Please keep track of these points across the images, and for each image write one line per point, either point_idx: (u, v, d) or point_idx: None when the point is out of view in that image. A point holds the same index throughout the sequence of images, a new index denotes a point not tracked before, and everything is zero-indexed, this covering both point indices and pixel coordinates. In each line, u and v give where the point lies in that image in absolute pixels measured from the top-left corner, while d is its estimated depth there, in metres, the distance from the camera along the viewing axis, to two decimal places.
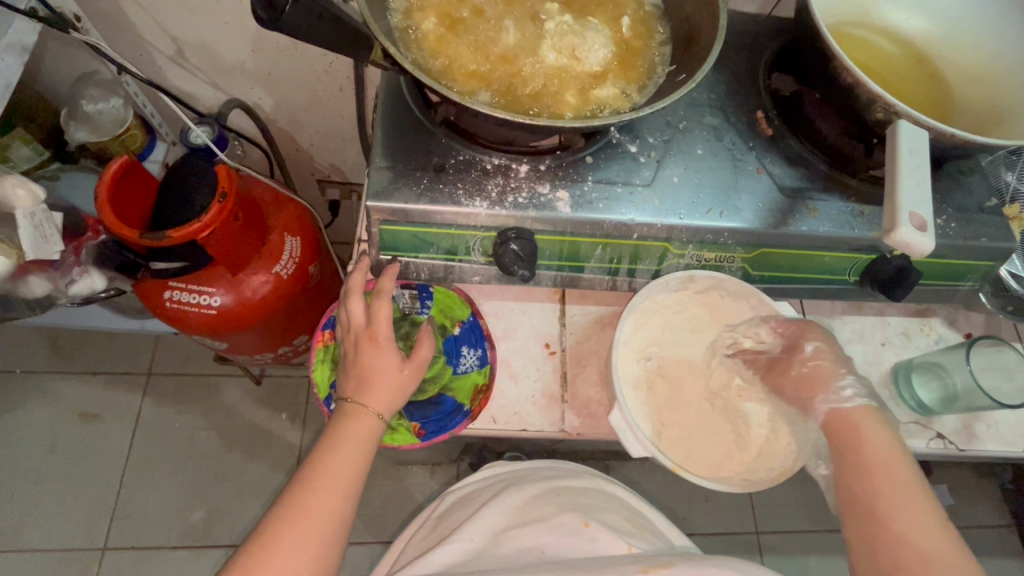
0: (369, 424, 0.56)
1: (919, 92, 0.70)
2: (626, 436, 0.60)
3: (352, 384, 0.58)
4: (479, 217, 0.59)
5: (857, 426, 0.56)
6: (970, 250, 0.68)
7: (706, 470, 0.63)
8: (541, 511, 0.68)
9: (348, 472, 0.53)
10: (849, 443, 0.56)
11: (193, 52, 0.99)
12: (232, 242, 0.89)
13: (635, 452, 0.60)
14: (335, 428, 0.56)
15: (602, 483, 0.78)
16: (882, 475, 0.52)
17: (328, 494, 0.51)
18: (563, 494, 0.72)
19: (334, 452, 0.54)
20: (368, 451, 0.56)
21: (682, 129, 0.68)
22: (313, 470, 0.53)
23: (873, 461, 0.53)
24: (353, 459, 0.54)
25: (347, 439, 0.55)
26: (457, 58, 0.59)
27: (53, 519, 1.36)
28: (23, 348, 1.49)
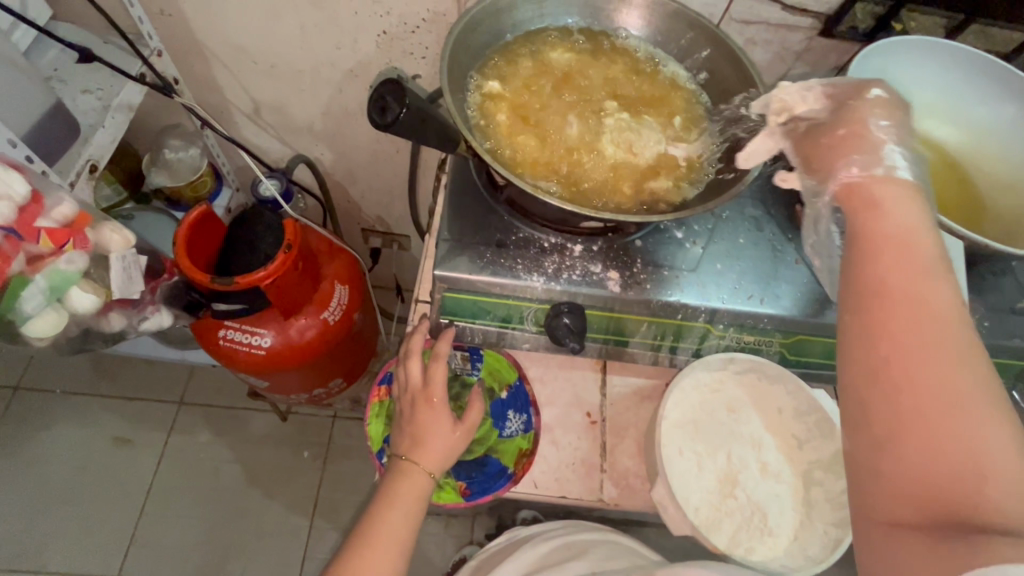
0: (421, 482, 0.59)
1: (955, 199, 0.74)
2: (669, 511, 0.63)
3: (406, 442, 0.61)
4: (535, 291, 0.64)
5: (869, 194, 0.48)
6: (1003, 349, 0.70)
7: (743, 552, 0.64)
8: (551, 563, 0.73)
9: (400, 531, 0.56)
10: (857, 227, 0.48)
11: (269, 112, 1.08)
12: (289, 288, 0.95)
13: (677, 528, 0.63)
14: (389, 485, 0.58)
15: (615, 535, 0.79)
16: (916, 297, 0.42)
17: (382, 551, 0.54)
18: (574, 547, 0.76)
19: (388, 509, 0.56)
20: (419, 509, 0.58)
21: (725, 219, 0.73)
22: (369, 526, 0.55)
23: (897, 279, 0.43)
24: (405, 516, 0.57)
25: (400, 496, 0.57)
26: (525, 146, 0.65)
27: (73, 541, 1.38)
28: (67, 369, 1.55)
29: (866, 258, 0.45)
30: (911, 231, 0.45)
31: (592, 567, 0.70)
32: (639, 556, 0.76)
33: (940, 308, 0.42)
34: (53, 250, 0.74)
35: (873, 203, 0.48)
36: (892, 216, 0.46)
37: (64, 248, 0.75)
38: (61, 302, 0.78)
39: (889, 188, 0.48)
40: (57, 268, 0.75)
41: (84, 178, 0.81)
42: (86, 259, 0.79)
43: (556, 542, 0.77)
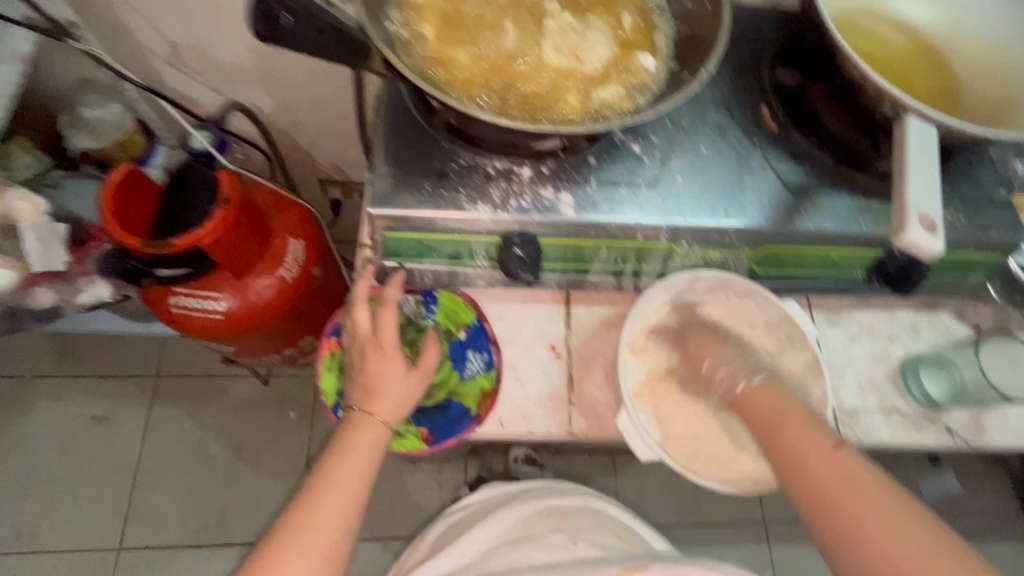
0: (377, 433, 0.57)
1: (935, 85, 0.69)
2: (633, 440, 0.62)
3: (359, 393, 0.58)
4: (482, 222, 0.59)
5: (747, 395, 0.59)
6: (979, 243, 0.67)
7: (715, 471, 0.64)
8: (532, 531, 0.75)
9: (354, 482, 0.54)
10: (748, 415, 0.58)
11: (190, 55, 0.97)
12: (235, 247, 0.89)
13: (641, 454, 0.62)
14: (342, 438, 0.56)
15: (594, 501, 0.82)
16: (796, 435, 0.54)
17: (334, 503, 0.52)
18: (556, 513, 0.79)
19: (342, 461, 0.54)
20: (375, 459, 0.56)
21: (686, 128, 0.67)
22: (321, 478, 0.53)
23: (787, 431, 0.55)
24: (359, 467, 0.55)
25: (353, 447, 0.55)
26: (457, 61, 0.58)
27: (68, 520, 1.38)
28: (33, 352, 1.50)
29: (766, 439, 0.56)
30: (775, 404, 0.57)
31: (575, 540, 0.73)
32: (617, 527, 0.80)
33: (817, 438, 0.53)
34: None
35: (758, 404, 0.58)
36: (761, 397, 0.58)
37: None
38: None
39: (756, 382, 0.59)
40: None
41: None
42: None
43: (538, 506, 0.79)
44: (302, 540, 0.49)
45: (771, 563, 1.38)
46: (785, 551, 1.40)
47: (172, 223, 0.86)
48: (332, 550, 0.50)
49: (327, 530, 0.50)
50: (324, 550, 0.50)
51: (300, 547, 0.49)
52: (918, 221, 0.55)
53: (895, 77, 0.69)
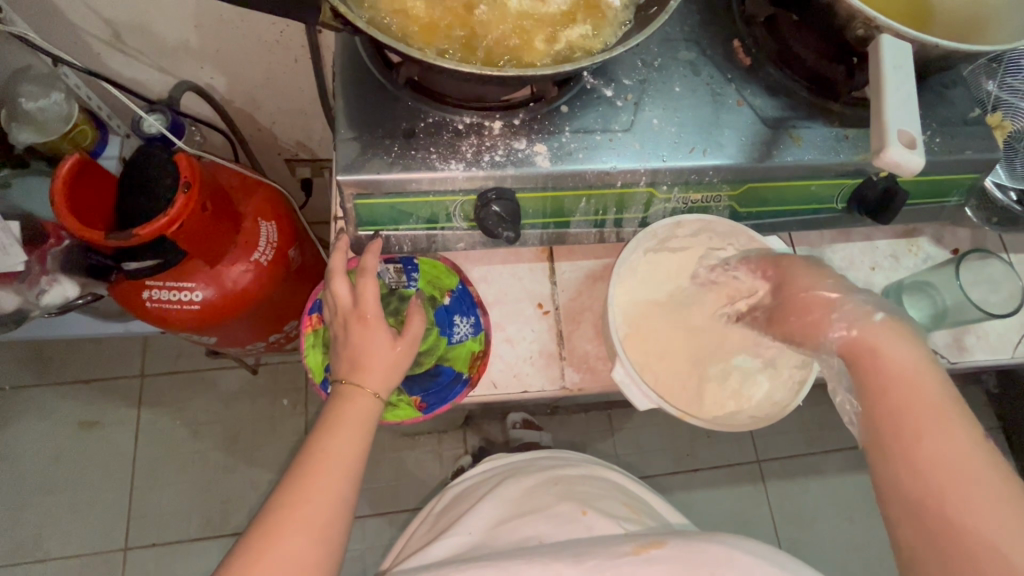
0: (368, 404, 0.56)
1: (908, 4, 0.68)
2: (631, 390, 0.60)
3: (346, 366, 0.57)
4: (456, 181, 0.57)
5: (867, 344, 0.53)
6: (954, 164, 0.67)
7: (697, 407, 0.64)
8: (540, 501, 0.74)
9: (348, 456, 0.53)
10: (869, 364, 0.52)
11: (130, 34, 0.91)
12: (204, 233, 0.86)
13: (641, 405, 0.60)
14: (332, 412, 0.55)
15: (595, 471, 0.84)
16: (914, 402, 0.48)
17: (330, 476, 0.51)
18: (562, 483, 0.78)
19: (334, 435, 0.54)
20: (368, 431, 0.55)
21: (658, 68, 0.65)
22: (314, 453, 0.53)
23: (900, 393, 0.49)
24: (351, 440, 0.54)
25: (344, 421, 0.54)
26: (414, 11, 0.55)
27: (70, 526, 1.37)
28: (9, 363, 1.46)
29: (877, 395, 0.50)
30: (906, 362, 0.50)
31: (585, 509, 0.71)
32: (624, 498, 0.79)
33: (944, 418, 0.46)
34: None
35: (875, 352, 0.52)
36: (894, 351, 0.51)
37: None
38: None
39: (878, 328, 0.53)
40: None
41: None
42: None
43: (544, 480, 0.79)
44: (299, 514, 0.49)
45: (767, 499, 1.43)
46: (779, 486, 1.45)
47: (133, 212, 0.82)
48: (332, 521, 0.50)
49: (324, 501, 0.50)
50: (322, 523, 0.50)
51: (297, 520, 0.49)
52: (898, 139, 0.54)
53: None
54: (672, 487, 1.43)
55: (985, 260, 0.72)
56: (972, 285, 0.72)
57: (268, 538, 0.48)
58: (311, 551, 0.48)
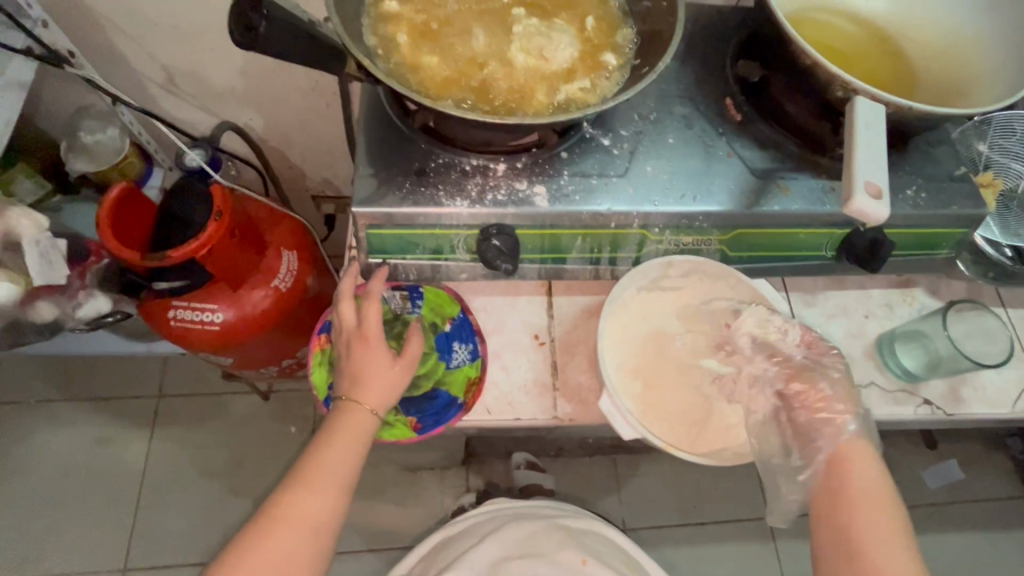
0: (365, 420, 0.59)
1: (894, 72, 0.73)
2: (618, 422, 0.62)
3: (346, 382, 0.60)
4: (460, 217, 0.62)
5: (844, 462, 0.59)
6: (940, 218, 0.71)
7: (688, 444, 0.65)
8: (543, 545, 0.81)
9: (342, 466, 0.58)
10: (836, 477, 0.59)
11: (183, 79, 1.02)
12: (229, 258, 0.93)
13: (626, 434, 0.62)
14: (331, 425, 0.59)
15: (597, 522, 0.90)
16: (871, 532, 0.56)
17: (322, 485, 0.57)
18: (565, 531, 0.85)
19: (329, 447, 0.58)
20: (364, 445, 0.59)
21: (653, 121, 0.70)
22: (310, 462, 0.57)
23: (862, 510, 0.57)
24: (347, 453, 0.58)
25: (342, 434, 0.58)
26: (431, 66, 0.61)
27: (73, 542, 1.39)
28: (37, 377, 1.52)
29: (835, 502, 0.58)
30: (870, 482, 0.58)
31: (587, 558, 0.81)
32: (621, 554, 0.87)
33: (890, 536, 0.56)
34: None
35: (840, 465, 0.59)
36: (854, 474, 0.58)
37: None
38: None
39: (850, 449, 0.60)
40: None
41: None
42: None
43: (548, 525, 0.85)
44: (293, 515, 0.55)
45: (776, 559, 1.38)
46: (790, 546, 1.40)
47: (167, 237, 0.90)
48: (319, 525, 0.56)
49: (314, 506, 0.56)
50: (311, 526, 0.55)
51: (291, 521, 0.55)
52: (863, 189, 0.58)
53: (857, 68, 0.72)
54: (677, 540, 1.40)
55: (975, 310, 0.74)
56: (964, 338, 0.73)
57: (264, 533, 0.54)
58: (298, 549, 0.55)
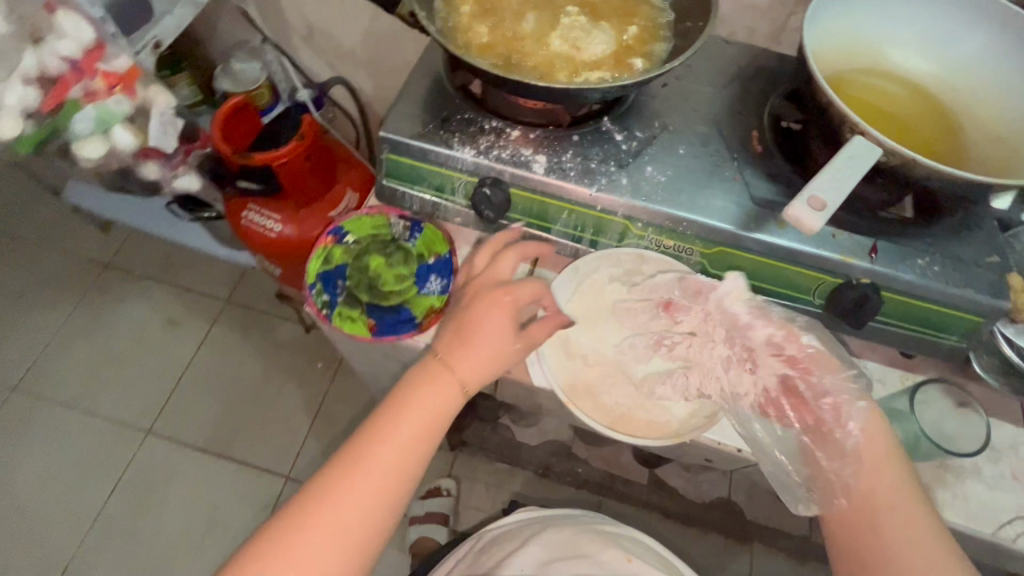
0: (453, 391, 0.61)
1: (942, 140, 0.71)
2: (534, 367, 0.71)
3: (452, 346, 0.62)
4: (464, 162, 0.70)
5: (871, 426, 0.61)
6: (952, 297, 0.66)
7: (605, 419, 0.67)
8: (586, 547, 0.89)
9: (430, 418, 0.60)
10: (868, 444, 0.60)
11: (319, 35, 1.22)
12: (299, 178, 1.09)
13: (537, 380, 0.71)
14: (426, 379, 0.61)
15: (631, 530, 0.96)
16: (888, 494, 0.58)
17: (411, 433, 0.58)
18: (603, 533, 0.92)
19: (416, 406, 0.59)
20: (452, 408, 0.61)
21: (671, 132, 0.75)
22: (405, 405, 0.59)
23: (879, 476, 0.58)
24: (439, 408, 0.60)
25: (437, 391, 0.60)
26: (478, 34, 0.71)
27: (121, 394, 1.63)
28: (146, 255, 1.82)
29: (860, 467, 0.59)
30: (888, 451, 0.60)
31: (629, 557, 0.88)
32: (657, 554, 0.93)
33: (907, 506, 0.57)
34: (105, 88, 0.85)
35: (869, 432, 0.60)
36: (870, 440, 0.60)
37: (114, 90, 0.87)
38: (105, 134, 0.90)
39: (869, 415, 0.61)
40: (106, 105, 0.86)
41: (148, 51, 0.90)
42: (131, 106, 0.90)
43: (586, 530, 0.92)
44: (363, 468, 0.57)
45: None
46: None
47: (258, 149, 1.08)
48: (388, 485, 0.57)
49: (386, 465, 0.57)
50: (379, 485, 0.56)
51: (360, 477, 0.56)
52: (807, 200, 0.57)
53: (902, 131, 0.71)
54: None
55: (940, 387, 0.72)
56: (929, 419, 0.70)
57: (335, 480, 0.56)
58: (383, 484, 0.57)
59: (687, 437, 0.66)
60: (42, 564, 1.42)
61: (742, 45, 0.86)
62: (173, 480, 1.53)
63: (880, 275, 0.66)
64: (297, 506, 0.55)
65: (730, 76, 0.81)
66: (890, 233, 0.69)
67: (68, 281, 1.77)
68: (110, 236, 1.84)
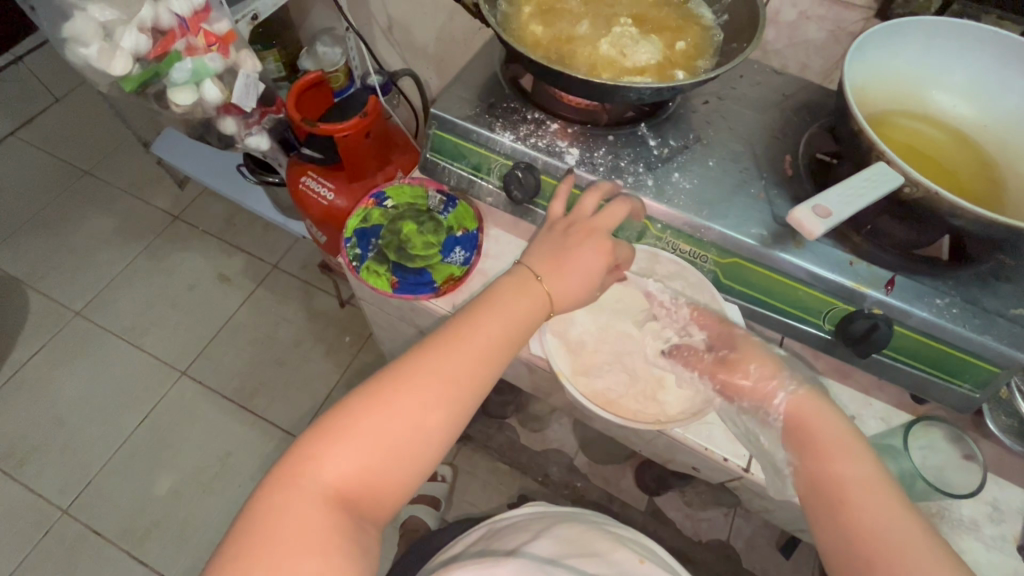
0: (543, 304, 0.64)
1: (983, 187, 0.70)
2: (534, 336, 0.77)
3: (545, 264, 0.65)
4: (502, 145, 0.75)
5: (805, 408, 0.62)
6: (967, 342, 0.65)
7: (592, 397, 0.72)
8: (598, 546, 0.77)
9: (519, 318, 0.62)
10: (803, 425, 0.62)
11: (397, 29, 1.32)
12: (356, 152, 1.17)
13: (536, 350, 0.77)
14: (517, 284, 0.63)
15: (641, 536, 0.85)
16: (848, 468, 0.57)
17: (500, 326, 0.61)
18: (613, 533, 0.82)
19: (507, 303, 0.62)
20: (538, 316, 0.64)
21: (704, 145, 0.77)
22: (496, 301, 0.62)
23: (831, 450, 0.59)
24: (528, 312, 0.63)
25: (528, 295, 0.63)
26: (533, 32, 0.77)
27: (166, 334, 1.75)
28: (211, 213, 1.97)
29: (812, 448, 0.60)
30: (836, 427, 0.61)
31: (642, 558, 0.77)
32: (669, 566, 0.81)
33: (870, 480, 0.56)
34: (204, 46, 0.98)
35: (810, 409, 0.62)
36: (827, 427, 0.61)
37: (211, 48, 0.99)
38: (197, 86, 1.02)
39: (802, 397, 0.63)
40: (202, 59, 0.99)
41: (246, 22, 1.04)
42: (223, 64, 1.02)
43: (596, 528, 0.82)
44: (456, 352, 0.58)
45: None
46: None
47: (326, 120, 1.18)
48: (477, 372, 0.59)
49: (478, 353, 0.59)
50: (470, 370, 0.58)
51: (455, 360, 0.58)
52: (811, 207, 0.62)
53: (940, 174, 0.71)
54: None
55: (945, 432, 0.69)
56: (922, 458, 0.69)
57: (428, 359, 0.58)
58: (472, 367, 0.58)
59: (667, 427, 0.69)
60: (70, 475, 1.54)
61: (792, 76, 0.87)
62: (196, 421, 1.63)
63: (894, 308, 0.66)
64: (391, 379, 0.56)
65: (773, 103, 0.83)
66: (913, 270, 0.68)
67: (141, 226, 1.94)
68: (184, 192, 2.01)
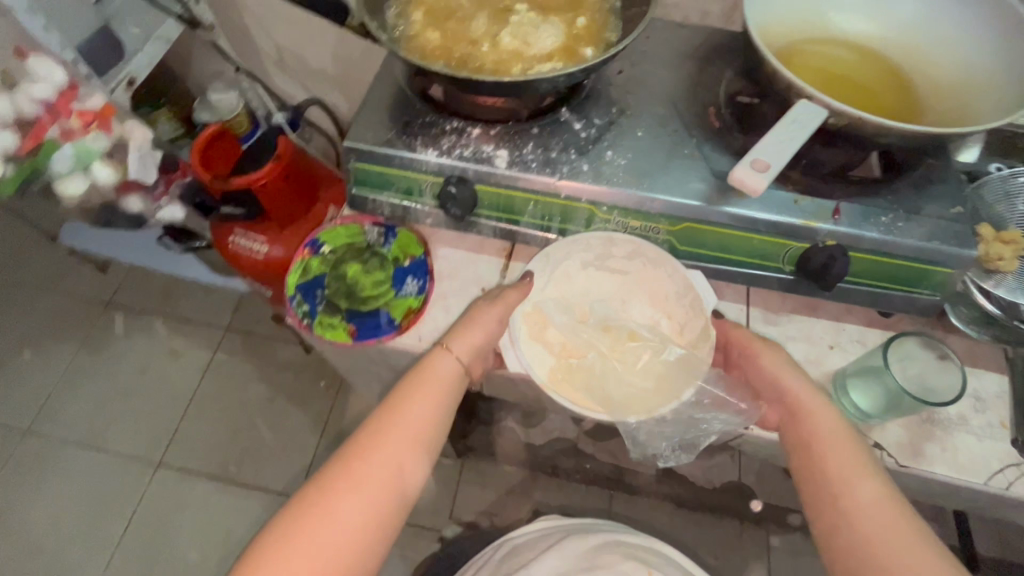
0: (460, 373, 0.67)
1: (897, 98, 0.71)
2: (508, 353, 0.72)
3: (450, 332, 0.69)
4: (428, 163, 0.72)
5: None
6: (919, 252, 0.67)
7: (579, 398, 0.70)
8: (604, 559, 0.79)
9: (441, 390, 0.65)
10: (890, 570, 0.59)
11: (290, 59, 1.25)
12: (279, 198, 1.10)
13: (513, 366, 0.71)
14: (431, 359, 0.67)
15: (650, 537, 0.87)
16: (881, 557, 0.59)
17: (424, 401, 0.64)
18: (621, 544, 0.83)
19: (428, 379, 0.65)
20: (457, 383, 0.67)
21: (629, 116, 0.76)
22: (417, 380, 0.65)
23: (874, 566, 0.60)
24: (450, 386, 0.66)
25: (445, 366, 0.66)
26: (430, 39, 0.73)
27: (129, 429, 1.64)
28: (141, 291, 1.83)
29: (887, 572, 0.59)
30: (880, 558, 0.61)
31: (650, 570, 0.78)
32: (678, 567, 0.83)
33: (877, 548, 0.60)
34: (82, 126, 0.97)
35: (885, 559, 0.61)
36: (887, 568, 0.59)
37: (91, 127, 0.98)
38: (87, 170, 1.02)
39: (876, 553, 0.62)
40: (84, 141, 0.99)
41: (123, 88, 0.94)
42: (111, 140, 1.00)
43: (603, 540, 0.83)
44: (383, 441, 0.60)
45: None
46: None
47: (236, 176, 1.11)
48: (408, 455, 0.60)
49: (408, 436, 0.61)
50: (401, 454, 0.60)
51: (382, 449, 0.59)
52: (749, 162, 0.61)
53: (858, 94, 0.72)
54: None
55: (918, 340, 0.71)
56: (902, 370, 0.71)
57: (358, 454, 0.59)
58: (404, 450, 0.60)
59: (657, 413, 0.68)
60: None
61: (696, 26, 0.87)
62: (185, 510, 1.54)
63: (845, 236, 0.67)
64: (322, 484, 0.57)
65: (685, 57, 0.83)
66: (854, 194, 0.69)
67: (70, 323, 1.79)
68: (108, 275, 1.85)
